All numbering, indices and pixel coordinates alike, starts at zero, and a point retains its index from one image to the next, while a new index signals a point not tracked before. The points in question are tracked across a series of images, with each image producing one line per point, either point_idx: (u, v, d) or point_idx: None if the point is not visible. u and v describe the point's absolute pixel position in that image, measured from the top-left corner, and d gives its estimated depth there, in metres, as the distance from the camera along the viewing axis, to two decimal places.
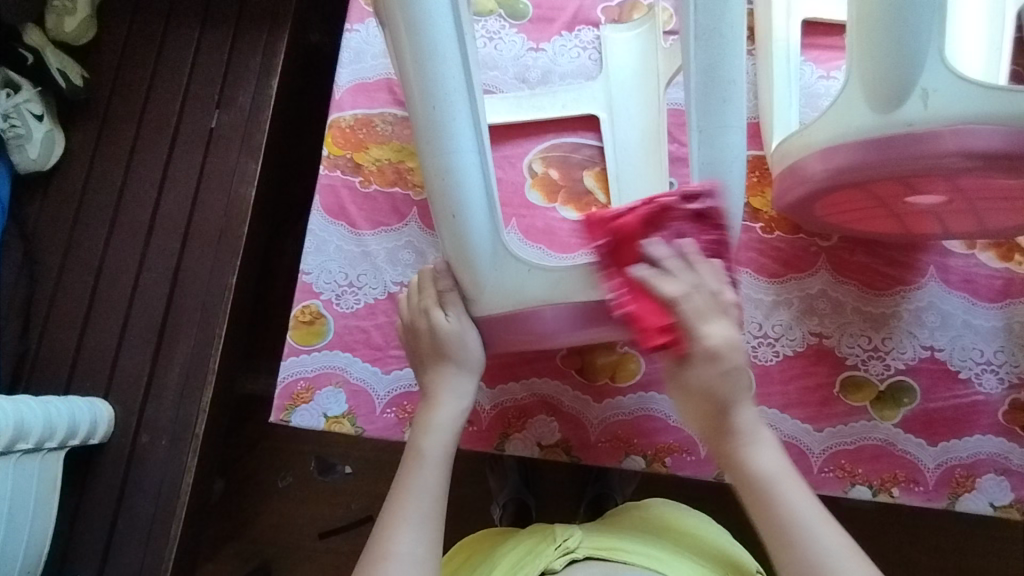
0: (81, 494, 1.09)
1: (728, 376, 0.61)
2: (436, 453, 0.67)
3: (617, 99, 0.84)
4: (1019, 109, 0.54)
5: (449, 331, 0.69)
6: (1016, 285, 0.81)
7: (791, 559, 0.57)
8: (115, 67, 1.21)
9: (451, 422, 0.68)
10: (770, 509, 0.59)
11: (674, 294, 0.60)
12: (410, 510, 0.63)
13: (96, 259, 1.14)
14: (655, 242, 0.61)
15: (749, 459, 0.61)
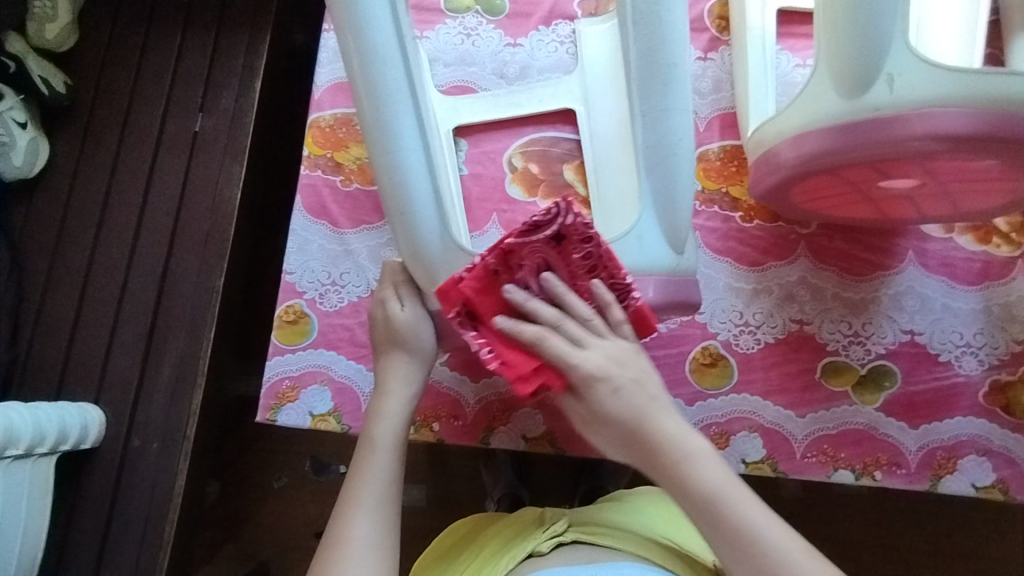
0: (74, 499, 1.09)
1: (626, 392, 0.62)
2: (389, 437, 0.68)
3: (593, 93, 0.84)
4: (982, 91, 0.54)
5: (400, 323, 0.70)
6: (994, 267, 0.81)
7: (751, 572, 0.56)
8: (97, 73, 1.21)
9: (402, 409, 0.70)
10: (721, 524, 0.58)
11: (534, 336, 0.63)
12: (367, 495, 0.65)
13: (83, 265, 1.15)
14: (512, 286, 0.63)
15: (690, 477, 0.59)
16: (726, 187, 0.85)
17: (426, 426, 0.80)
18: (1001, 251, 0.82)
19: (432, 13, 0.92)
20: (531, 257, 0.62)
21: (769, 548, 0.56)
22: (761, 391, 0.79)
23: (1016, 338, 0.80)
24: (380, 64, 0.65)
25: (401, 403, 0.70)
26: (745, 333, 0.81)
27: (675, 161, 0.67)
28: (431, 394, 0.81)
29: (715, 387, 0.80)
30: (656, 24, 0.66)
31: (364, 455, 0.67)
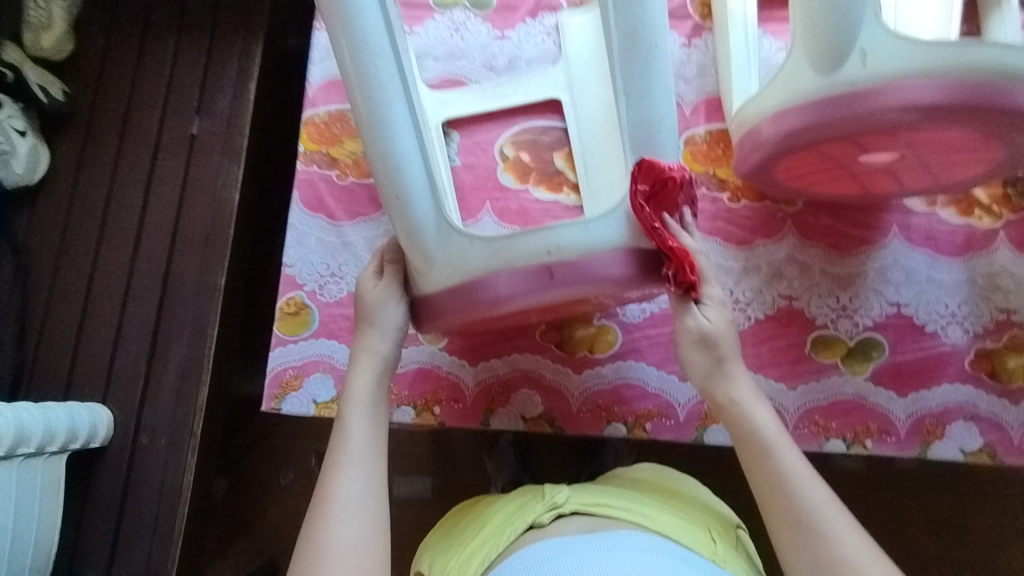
0: (85, 497, 1.11)
1: (727, 330, 0.72)
2: (365, 408, 0.73)
3: (577, 80, 0.86)
4: (950, 62, 0.56)
5: (370, 296, 0.75)
6: (977, 239, 0.83)
7: (784, 501, 0.65)
8: (95, 80, 1.23)
9: (371, 377, 0.74)
10: (768, 457, 0.67)
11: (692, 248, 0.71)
12: (345, 460, 0.70)
13: (87, 268, 1.17)
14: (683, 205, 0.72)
15: (749, 414, 0.70)
16: (713, 169, 0.87)
17: (427, 409, 0.82)
18: (983, 223, 0.84)
19: (421, 9, 0.94)
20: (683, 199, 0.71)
21: (804, 493, 0.65)
22: (753, 365, 0.82)
23: (1000, 306, 0.82)
24: (371, 48, 0.65)
25: (374, 378, 0.74)
26: (736, 310, 0.83)
27: (659, 141, 0.70)
28: (431, 378, 0.83)
29: None
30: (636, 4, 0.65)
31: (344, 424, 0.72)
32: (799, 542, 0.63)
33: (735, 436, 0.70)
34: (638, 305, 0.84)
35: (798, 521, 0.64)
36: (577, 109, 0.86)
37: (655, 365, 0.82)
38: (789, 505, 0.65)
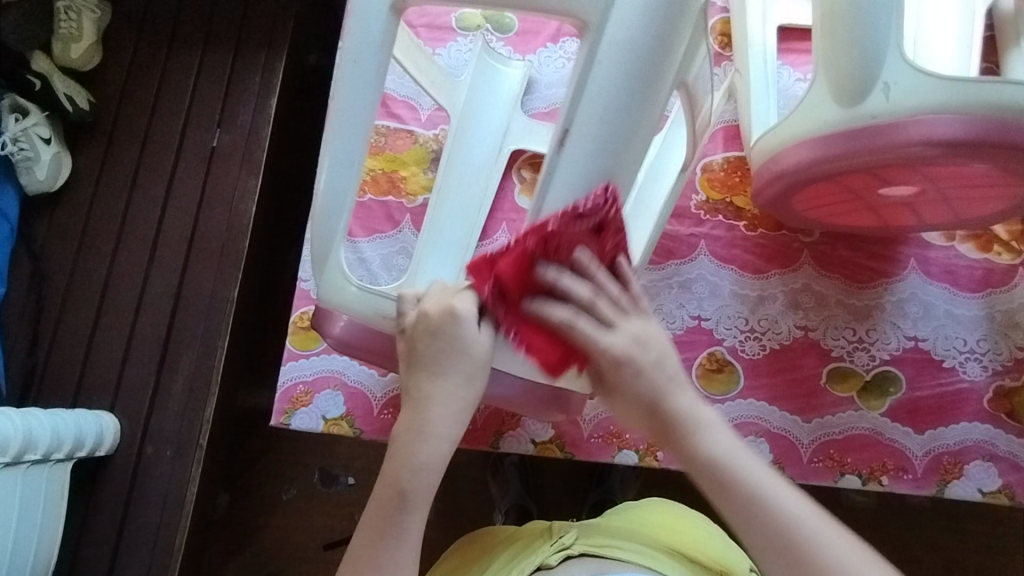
0: (88, 506, 1.10)
1: (653, 366, 0.60)
2: (415, 493, 0.58)
3: (474, 123, 0.89)
4: (976, 99, 0.56)
5: (474, 354, 0.59)
6: (996, 275, 0.83)
7: (768, 543, 0.55)
8: (120, 90, 1.25)
9: (436, 460, 0.59)
10: (737, 491, 0.56)
11: (563, 319, 0.58)
12: (381, 559, 0.57)
13: (102, 275, 1.18)
14: (549, 268, 0.58)
15: (703, 447, 0.59)
16: (730, 197, 0.87)
17: None
18: (1002, 259, 0.83)
19: (444, 31, 0.96)
20: (573, 239, 0.56)
21: (779, 515, 0.54)
22: (767, 397, 0.80)
23: (1019, 344, 0.80)
24: (618, 129, 0.52)
25: (433, 454, 0.59)
26: (751, 339, 0.82)
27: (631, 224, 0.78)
28: None
29: (722, 393, 0.81)
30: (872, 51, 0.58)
31: (388, 509, 0.58)
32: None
33: (697, 479, 0.59)
34: None
35: (783, 554, 0.54)
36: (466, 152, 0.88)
37: None
38: (773, 547, 0.54)
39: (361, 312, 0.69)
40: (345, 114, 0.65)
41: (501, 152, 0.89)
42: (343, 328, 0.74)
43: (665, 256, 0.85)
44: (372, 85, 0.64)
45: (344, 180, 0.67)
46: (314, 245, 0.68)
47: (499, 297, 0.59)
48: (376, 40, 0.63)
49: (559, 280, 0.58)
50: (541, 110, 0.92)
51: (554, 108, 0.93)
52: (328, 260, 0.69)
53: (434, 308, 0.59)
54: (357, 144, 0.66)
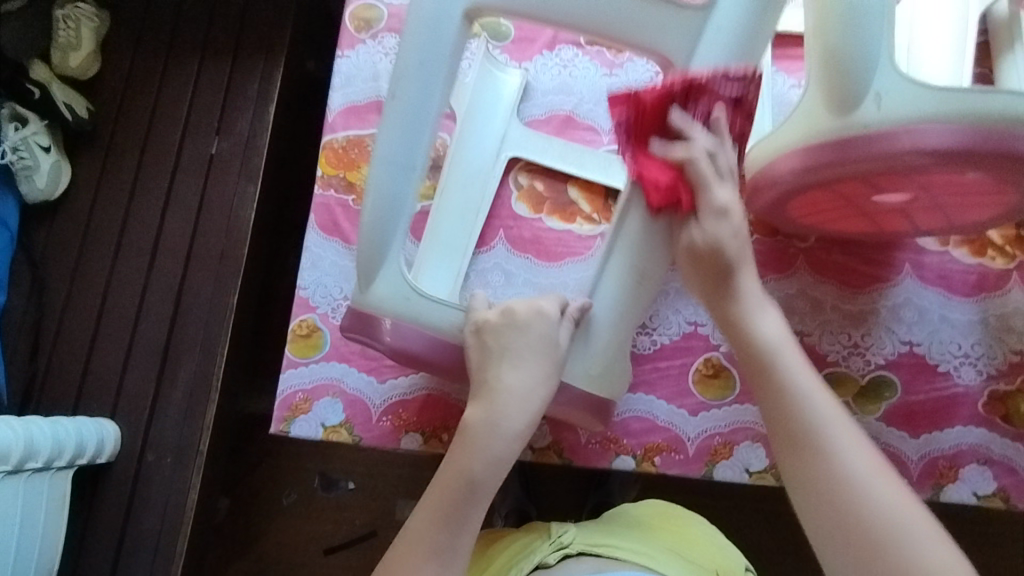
0: (89, 513, 1.11)
1: (732, 237, 0.63)
2: (483, 484, 0.64)
3: (473, 123, 0.90)
4: (968, 108, 0.56)
5: (557, 353, 0.68)
6: (990, 279, 0.83)
7: (791, 431, 0.58)
8: (119, 99, 1.26)
9: (503, 453, 0.65)
10: (773, 376, 0.61)
11: (680, 158, 0.61)
12: (438, 544, 0.62)
13: (102, 283, 1.18)
14: (679, 112, 0.61)
15: (754, 329, 0.63)
16: None
17: (435, 437, 0.82)
18: (996, 263, 0.83)
19: None
20: (712, 100, 0.60)
21: (812, 413, 0.58)
22: None
23: (1014, 348, 0.81)
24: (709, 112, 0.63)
25: (503, 446, 0.65)
26: None
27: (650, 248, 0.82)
28: (439, 406, 0.83)
29: (719, 399, 0.81)
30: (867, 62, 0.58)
31: (454, 499, 0.63)
32: (816, 474, 0.56)
33: (739, 355, 0.64)
34: (649, 337, 0.83)
35: (803, 446, 0.57)
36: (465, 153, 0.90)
37: (665, 398, 0.81)
38: (795, 440, 0.58)
39: (433, 323, 0.72)
40: (403, 118, 0.67)
41: (499, 156, 0.90)
42: (404, 339, 0.72)
43: None
44: (433, 89, 0.67)
45: (401, 184, 0.69)
46: (365, 255, 0.70)
47: (625, 129, 0.64)
48: (444, 48, 0.67)
49: (689, 125, 0.61)
50: (538, 117, 0.93)
51: (551, 115, 0.93)
52: (381, 266, 0.71)
53: (522, 308, 0.69)
54: (416, 147, 0.68)
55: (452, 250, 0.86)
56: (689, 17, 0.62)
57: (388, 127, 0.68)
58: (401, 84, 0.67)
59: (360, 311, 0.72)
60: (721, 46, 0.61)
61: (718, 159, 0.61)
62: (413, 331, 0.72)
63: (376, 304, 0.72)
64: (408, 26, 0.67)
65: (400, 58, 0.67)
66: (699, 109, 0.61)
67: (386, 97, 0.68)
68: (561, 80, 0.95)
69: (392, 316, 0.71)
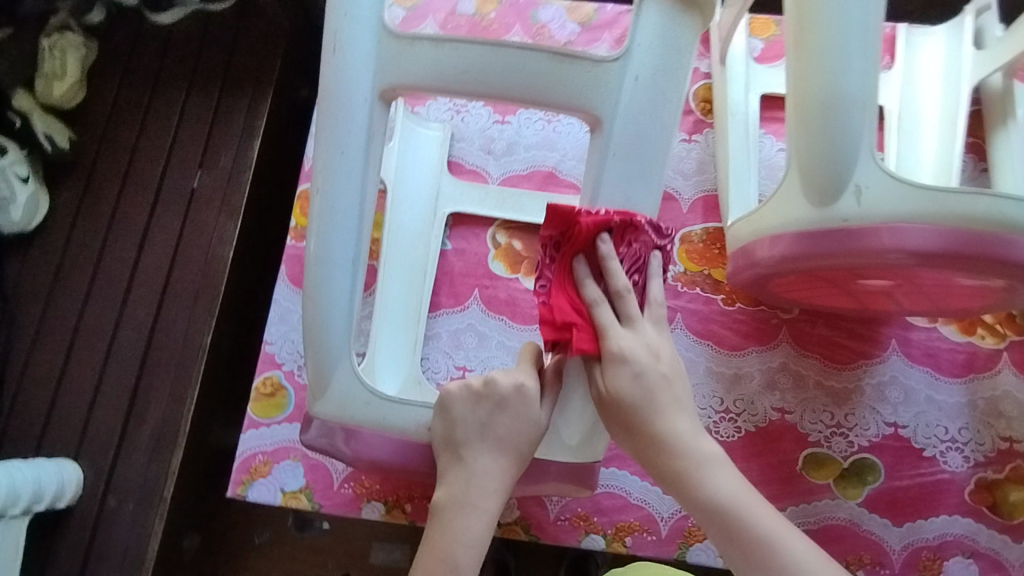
0: (47, 560, 1.06)
1: (641, 377, 0.60)
2: (467, 568, 0.61)
3: (403, 184, 0.87)
4: (948, 212, 0.58)
5: (536, 435, 0.64)
6: (979, 359, 0.80)
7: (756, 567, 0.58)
8: (101, 130, 1.23)
9: (483, 535, 0.62)
10: (725, 517, 0.59)
11: (593, 299, 0.61)
12: None
13: (74, 318, 1.14)
14: (610, 246, 0.60)
15: (699, 483, 0.60)
16: (707, 269, 0.85)
17: (398, 507, 0.79)
18: (986, 343, 0.81)
19: None
20: (642, 246, 0.62)
21: (751, 533, 0.58)
22: None
23: (1002, 434, 0.78)
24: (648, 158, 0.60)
25: (482, 526, 0.62)
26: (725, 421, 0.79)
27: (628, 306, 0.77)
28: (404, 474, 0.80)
29: None
30: (845, 154, 0.57)
31: None
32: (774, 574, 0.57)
33: (692, 514, 0.61)
34: None
35: (749, 551, 0.58)
36: (399, 213, 0.86)
37: (639, 474, 0.78)
38: (744, 559, 0.58)
39: (398, 425, 0.67)
40: (332, 211, 0.63)
41: (435, 216, 0.88)
42: (370, 449, 0.69)
43: None
44: (359, 175, 0.63)
45: (343, 280, 0.64)
46: (314, 355, 0.66)
47: (551, 246, 0.62)
48: (361, 132, 0.62)
49: (605, 273, 0.61)
50: (519, 173, 0.92)
51: (533, 170, 0.92)
52: (332, 367, 0.66)
53: (503, 380, 0.65)
54: (352, 241, 0.64)
55: (402, 312, 0.83)
56: (607, 68, 0.59)
57: (320, 224, 0.63)
58: (325, 177, 0.63)
59: (326, 422, 0.69)
60: (641, 95, 0.59)
61: (625, 307, 0.61)
62: (379, 439, 0.69)
63: (334, 409, 0.67)
64: (324, 120, 0.63)
65: (320, 152, 0.63)
66: (627, 256, 0.61)
67: (313, 191, 0.64)
68: (545, 134, 0.93)
69: (354, 424, 0.67)
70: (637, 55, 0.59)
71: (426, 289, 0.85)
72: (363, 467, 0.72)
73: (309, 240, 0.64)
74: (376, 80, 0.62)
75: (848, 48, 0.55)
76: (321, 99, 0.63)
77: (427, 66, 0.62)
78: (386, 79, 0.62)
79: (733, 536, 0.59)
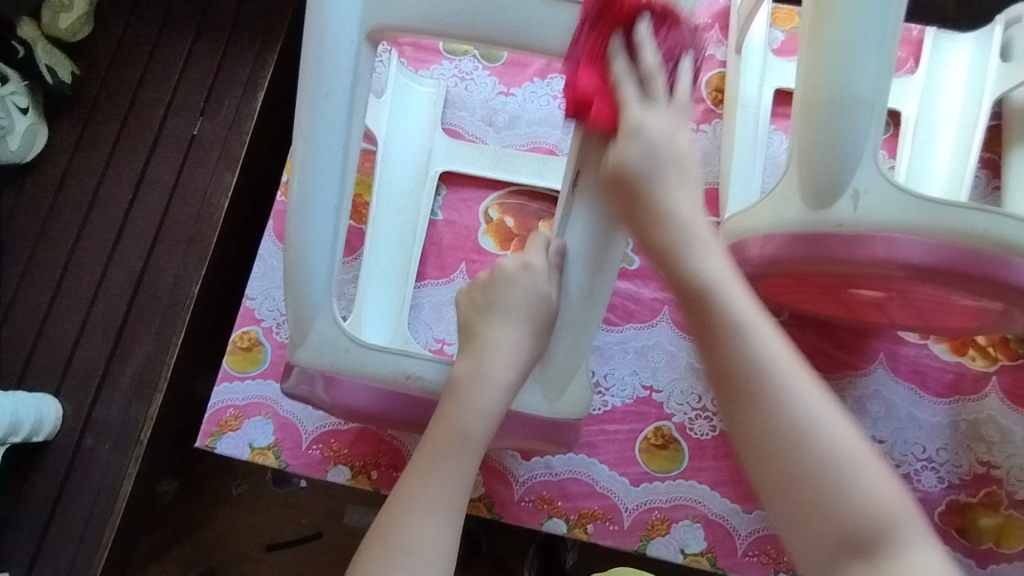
0: (17, 498, 1.01)
1: (650, 153, 0.54)
2: (475, 441, 0.59)
3: (393, 141, 0.86)
4: (945, 229, 0.57)
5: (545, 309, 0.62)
6: (966, 381, 0.79)
7: (743, 389, 0.46)
8: (107, 65, 1.15)
9: (494, 405, 0.60)
10: (721, 332, 0.48)
11: (618, 75, 0.55)
12: (418, 504, 0.55)
13: (64, 254, 1.08)
14: (647, 27, 0.55)
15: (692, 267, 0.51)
16: None
17: (364, 473, 0.79)
18: (975, 364, 0.79)
19: (429, 52, 0.92)
20: (681, 46, 0.55)
21: (755, 362, 0.46)
22: (709, 480, 0.77)
23: (981, 458, 0.76)
24: None
25: (492, 400, 0.60)
26: (701, 418, 0.79)
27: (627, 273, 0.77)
28: (374, 441, 0.80)
29: (663, 471, 0.77)
30: (846, 152, 0.55)
31: (445, 454, 0.58)
32: (824, 528, 0.42)
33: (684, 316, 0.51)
34: (600, 397, 0.80)
35: (752, 395, 0.45)
36: (387, 170, 0.85)
37: (608, 464, 0.77)
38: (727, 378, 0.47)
39: (377, 373, 0.65)
40: (316, 153, 0.61)
41: (427, 173, 0.86)
42: (349, 397, 0.67)
43: (625, 319, 0.83)
44: (343, 122, 0.61)
45: (326, 227, 0.62)
46: (292, 304, 0.63)
47: (588, 21, 0.56)
48: (347, 78, 0.61)
49: (637, 67, 0.55)
50: (518, 147, 0.89)
51: (533, 146, 0.89)
52: (312, 316, 0.64)
53: (509, 263, 0.65)
54: (334, 187, 0.62)
55: (387, 276, 0.82)
56: None
57: (302, 168, 0.61)
58: (309, 121, 0.61)
59: (305, 370, 0.66)
60: None
61: (652, 84, 0.55)
62: (357, 387, 0.66)
63: (312, 356, 0.65)
64: (308, 62, 0.60)
65: (304, 96, 0.60)
66: (665, 39, 0.55)
67: (295, 136, 0.61)
68: (549, 110, 0.91)
69: (333, 372, 0.65)
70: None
71: (416, 251, 0.83)
72: (342, 414, 0.70)
73: (290, 184, 0.62)
74: (363, 19, 0.60)
75: (864, 43, 0.53)
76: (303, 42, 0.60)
77: (420, 11, 0.60)
78: (374, 19, 0.60)
79: (739, 377, 0.46)
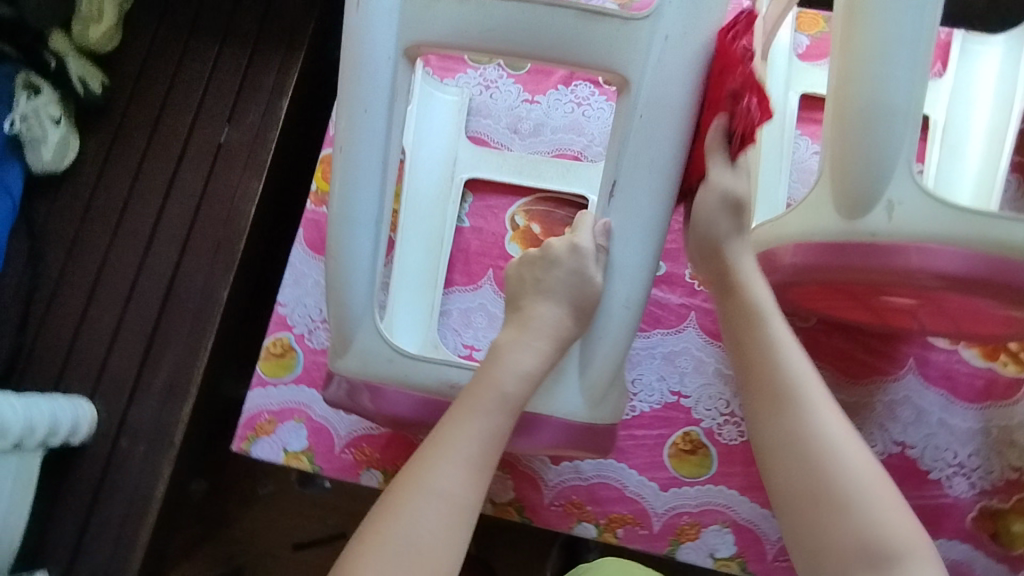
0: (54, 497, 1.04)
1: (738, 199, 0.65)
2: (513, 398, 0.61)
3: (420, 150, 0.87)
4: (978, 235, 0.57)
5: (590, 290, 0.63)
6: (998, 386, 0.78)
7: (771, 384, 0.60)
8: (136, 75, 1.17)
9: (530, 369, 0.62)
10: (759, 335, 0.62)
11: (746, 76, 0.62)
12: (447, 447, 0.58)
13: (97, 261, 1.10)
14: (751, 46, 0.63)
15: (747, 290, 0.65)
16: None
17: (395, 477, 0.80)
18: (1007, 370, 0.79)
19: (454, 61, 0.93)
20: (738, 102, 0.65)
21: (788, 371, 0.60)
22: (738, 485, 0.77)
23: (1013, 464, 0.76)
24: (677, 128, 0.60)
25: (531, 364, 0.62)
26: (729, 423, 0.79)
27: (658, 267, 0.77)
28: (405, 445, 0.81)
29: (692, 476, 0.78)
30: (883, 163, 0.56)
31: (483, 406, 0.60)
32: (839, 532, 0.53)
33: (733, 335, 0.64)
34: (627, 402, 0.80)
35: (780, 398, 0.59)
36: (415, 181, 0.86)
37: (637, 468, 0.78)
38: (769, 386, 0.60)
39: (420, 381, 0.66)
40: (356, 167, 0.62)
41: (452, 180, 0.87)
42: (392, 405, 0.67)
43: (653, 324, 0.83)
44: (382, 135, 0.62)
45: (366, 240, 0.63)
46: (336, 317, 0.65)
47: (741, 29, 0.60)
48: (385, 92, 0.62)
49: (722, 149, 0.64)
50: (543, 154, 0.90)
51: (558, 152, 0.90)
52: (354, 327, 0.65)
53: (558, 246, 0.66)
54: (375, 200, 0.63)
55: (415, 281, 0.83)
56: (636, 28, 0.59)
57: (344, 181, 0.63)
58: (349, 136, 0.62)
59: (349, 379, 0.67)
60: (671, 54, 0.59)
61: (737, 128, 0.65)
62: (400, 395, 0.67)
63: (357, 366, 0.66)
64: (347, 78, 0.62)
65: (346, 112, 0.62)
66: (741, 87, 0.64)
67: (336, 148, 0.63)
68: (574, 116, 0.91)
69: (375, 381, 0.66)
70: (669, 13, 0.59)
71: (444, 258, 0.84)
72: (384, 421, 0.70)
73: (332, 197, 0.64)
74: (402, 36, 0.62)
75: (899, 54, 0.53)
76: (343, 56, 0.62)
77: (449, 25, 0.61)
78: (409, 35, 0.61)
79: (763, 376, 0.61)
